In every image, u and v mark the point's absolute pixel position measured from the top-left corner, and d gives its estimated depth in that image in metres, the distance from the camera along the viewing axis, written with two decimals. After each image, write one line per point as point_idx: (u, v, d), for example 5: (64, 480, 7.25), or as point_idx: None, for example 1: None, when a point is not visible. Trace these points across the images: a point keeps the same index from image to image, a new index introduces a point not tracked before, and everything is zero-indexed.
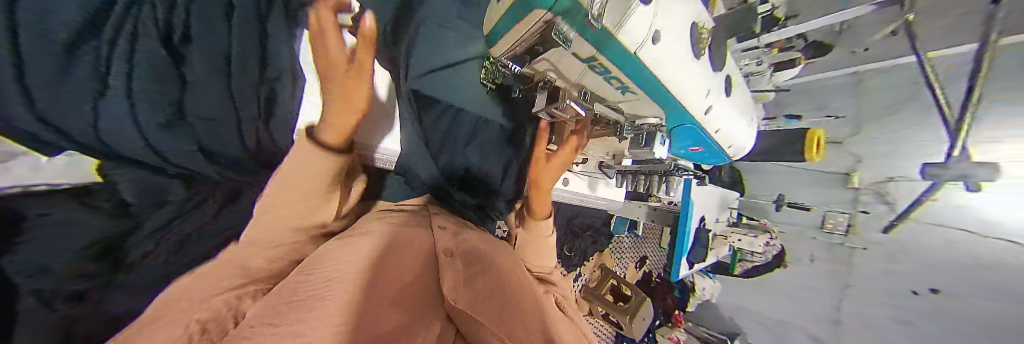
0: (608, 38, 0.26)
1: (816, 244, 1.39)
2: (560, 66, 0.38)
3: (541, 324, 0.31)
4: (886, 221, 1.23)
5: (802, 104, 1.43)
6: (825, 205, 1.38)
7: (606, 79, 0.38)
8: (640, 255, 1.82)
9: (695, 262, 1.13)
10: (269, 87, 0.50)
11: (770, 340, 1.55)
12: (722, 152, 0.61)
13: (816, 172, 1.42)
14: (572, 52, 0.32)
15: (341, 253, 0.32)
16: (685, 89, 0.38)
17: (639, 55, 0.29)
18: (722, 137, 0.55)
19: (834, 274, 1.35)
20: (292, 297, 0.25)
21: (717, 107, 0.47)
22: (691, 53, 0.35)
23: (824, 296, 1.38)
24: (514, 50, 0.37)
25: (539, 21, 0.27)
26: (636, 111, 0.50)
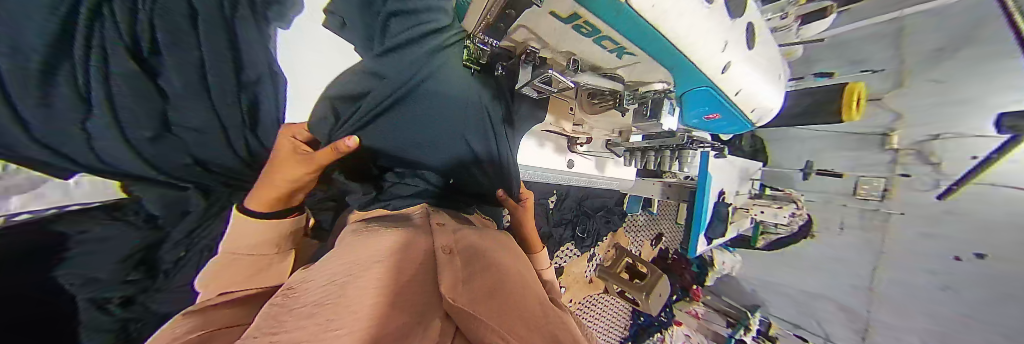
0: None
1: (848, 212, 1.29)
2: (541, 32, 0.33)
3: (544, 314, 0.31)
4: (942, 186, 1.06)
5: (833, 60, 1.29)
6: (856, 170, 1.26)
7: (598, 40, 0.32)
8: (656, 232, 1.80)
9: (712, 238, 1.08)
10: (250, 91, 0.60)
11: (797, 312, 1.51)
12: (741, 119, 0.52)
13: (852, 134, 1.28)
14: (548, 10, 0.26)
15: (337, 263, 0.32)
16: (696, 47, 0.30)
17: (631, 5, 0.20)
18: (741, 101, 0.46)
19: (866, 243, 1.26)
20: (290, 306, 0.23)
21: (739, 63, 0.39)
22: (698, 0, 0.26)
23: (854, 265, 1.30)
24: (490, 13, 0.31)
25: None
26: (637, 77, 0.46)
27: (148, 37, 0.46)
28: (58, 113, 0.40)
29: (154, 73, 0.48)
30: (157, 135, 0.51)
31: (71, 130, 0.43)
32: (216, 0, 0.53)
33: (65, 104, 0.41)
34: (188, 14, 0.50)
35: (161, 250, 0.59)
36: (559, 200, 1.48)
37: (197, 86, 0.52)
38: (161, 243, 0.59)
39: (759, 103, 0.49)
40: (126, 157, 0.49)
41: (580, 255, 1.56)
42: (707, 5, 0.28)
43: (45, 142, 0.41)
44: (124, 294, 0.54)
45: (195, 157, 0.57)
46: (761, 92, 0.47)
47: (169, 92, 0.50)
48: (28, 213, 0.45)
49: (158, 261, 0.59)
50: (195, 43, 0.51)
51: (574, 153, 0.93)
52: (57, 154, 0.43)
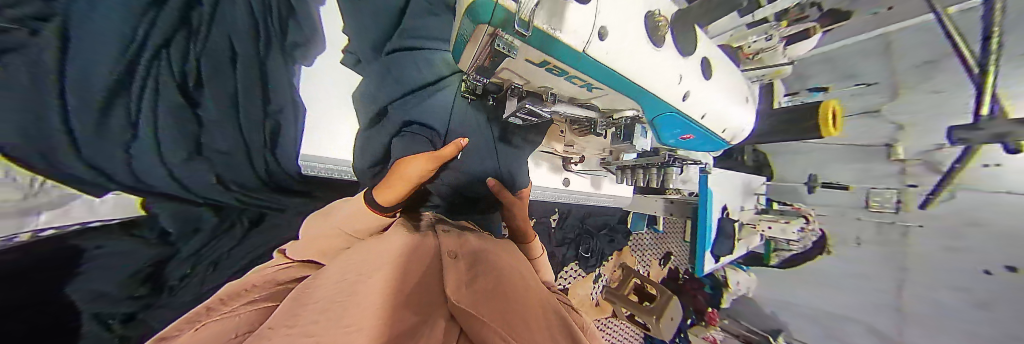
0: (549, 39, 0.23)
1: (862, 226, 1.25)
2: (522, 73, 0.36)
3: (549, 322, 0.31)
4: (920, 194, 1.11)
5: (826, 75, 1.30)
6: (864, 182, 1.24)
7: (569, 79, 0.36)
8: (664, 250, 1.77)
9: (722, 255, 1.05)
10: (273, 119, 0.65)
11: (821, 335, 1.42)
12: (715, 137, 0.55)
13: (854, 146, 1.27)
14: (522, 58, 0.30)
15: (346, 263, 0.34)
16: (654, 80, 0.34)
17: (587, 52, 0.26)
18: (710, 121, 0.49)
19: (887, 256, 1.19)
20: (307, 300, 0.26)
21: (700, 90, 0.43)
22: (648, 44, 0.31)
23: (877, 283, 1.22)
24: (474, 63, 0.35)
25: (483, 34, 0.25)
26: (610, 106, 0.49)
27: (193, 70, 0.49)
28: (107, 138, 0.41)
29: (194, 102, 0.50)
30: (190, 157, 0.51)
31: (115, 152, 0.42)
32: (253, 47, 0.58)
33: (114, 131, 0.41)
34: (228, 56, 0.54)
35: (171, 265, 0.61)
36: (561, 218, 1.47)
37: (229, 114, 0.56)
38: (171, 258, 0.62)
39: (729, 124, 0.53)
40: (159, 176, 0.49)
41: (584, 276, 1.52)
42: (658, 46, 0.33)
43: (96, 164, 0.41)
44: (127, 311, 0.52)
45: (218, 174, 0.58)
46: (728, 112, 0.50)
47: (204, 119, 0.52)
48: (53, 228, 0.46)
49: (166, 278, 0.61)
50: (232, 77, 0.55)
51: (569, 171, 0.96)
52: (95, 170, 0.41)
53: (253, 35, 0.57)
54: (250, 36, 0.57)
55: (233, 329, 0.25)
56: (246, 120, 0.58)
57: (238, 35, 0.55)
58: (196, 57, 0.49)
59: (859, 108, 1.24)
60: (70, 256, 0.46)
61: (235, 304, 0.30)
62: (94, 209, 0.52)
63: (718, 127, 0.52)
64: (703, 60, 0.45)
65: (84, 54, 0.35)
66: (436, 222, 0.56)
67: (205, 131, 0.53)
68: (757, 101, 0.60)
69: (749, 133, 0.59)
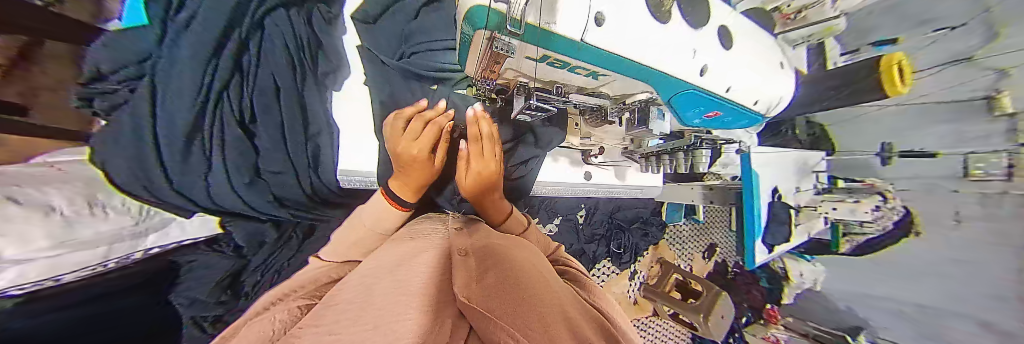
0: (543, 33, 0.25)
1: (964, 199, 1.00)
2: (526, 72, 0.36)
3: (569, 310, 0.26)
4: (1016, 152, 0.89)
5: (892, 25, 1.08)
6: (962, 146, 1.00)
7: (572, 70, 0.35)
8: (707, 242, 1.62)
9: (774, 244, 0.93)
10: (314, 143, 0.65)
11: (919, 336, 1.17)
12: (748, 111, 0.50)
13: (944, 104, 1.04)
14: (522, 57, 0.30)
15: (368, 268, 0.35)
16: (662, 57, 0.32)
17: (586, 41, 0.26)
18: (736, 94, 0.44)
19: (997, 236, 0.95)
20: (332, 302, 0.27)
21: (718, 65, 0.40)
22: (648, 16, 0.30)
23: (988, 270, 0.98)
24: (481, 70, 0.35)
25: (482, 40, 0.27)
26: (621, 91, 0.48)
27: (248, 109, 0.56)
28: (190, 165, 0.51)
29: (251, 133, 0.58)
30: (252, 180, 0.59)
31: (196, 178, 0.53)
32: (292, 77, 0.62)
33: (197, 160, 0.52)
34: (272, 87, 0.59)
35: (244, 276, 0.75)
36: (588, 214, 1.44)
37: (280, 143, 0.62)
38: (243, 270, 0.76)
39: (758, 95, 0.47)
40: (232, 201, 0.60)
41: (619, 273, 1.46)
42: (663, 24, 0.31)
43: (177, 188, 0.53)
44: (215, 313, 0.70)
45: (274, 193, 0.66)
46: (754, 84, 0.45)
47: (261, 147, 0.60)
48: (158, 247, 0.58)
49: (241, 285, 0.75)
50: (277, 112, 0.60)
51: (589, 165, 0.93)
52: (182, 196, 0.55)
53: (291, 66, 0.62)
54: (287, 67, 0.61)
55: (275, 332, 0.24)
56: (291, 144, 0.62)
57: (281, 71, 0.60)
58: (247, 99, 0.56)
59: (944, 58, 1.01)
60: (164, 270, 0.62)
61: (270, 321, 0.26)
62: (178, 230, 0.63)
63: (746, 99, 0.46)
64: (718, 31, 0.41)
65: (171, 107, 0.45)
66: (453, 223, 0.56)
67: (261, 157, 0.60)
68: (791, 69, 0.53)
69: (787, 101, 0.53)
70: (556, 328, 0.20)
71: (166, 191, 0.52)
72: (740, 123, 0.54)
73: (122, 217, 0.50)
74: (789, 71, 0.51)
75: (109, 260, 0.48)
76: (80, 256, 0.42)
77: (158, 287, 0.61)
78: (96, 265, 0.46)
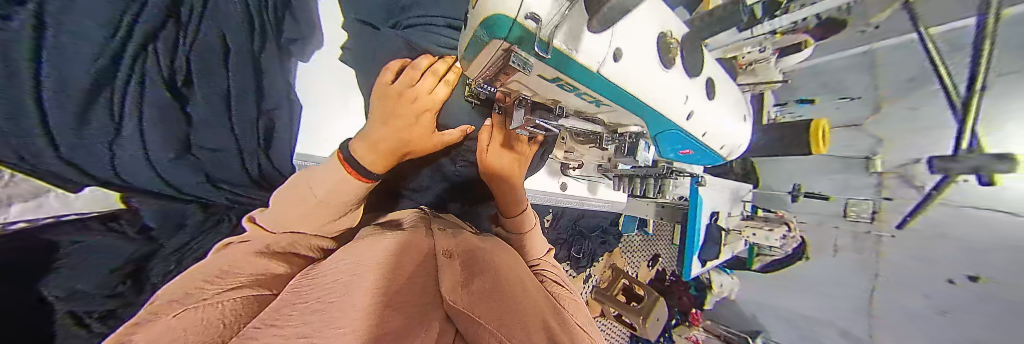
0: (564, 58, 0.26)
1: (839, 234, 1.29)
2: (531, 86, 0.35)
3: (549, 322, 0.28)
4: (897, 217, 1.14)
5: (814, 88, 1.32)
6: (843, 192, 1.27)
7: (578, 95, 0.36)
8: (653, 252, 1.81)
9: (708, 259, 1.08)
10: (269, 118, 0.60)
11: (796, 336, 1.49)
12: (715, 153, 0.57)
13: (836, 157, 1.30)
14: (536, 74, 0.30)
15: (339, 263, 0.32)
16: (659, 100, 0.35)
17: (601, 71, 0.28)
18: (709, 138, 0.50)
19: (858, 264, 1.26)
20: (297, 301, 0.24)
21: (702, 110, 0.44)
22: (657, 63, 0.33)
23: (851, 288, 1.29)
24: (486, 72, 0.33)
25: (499, 50, 0.25)
26: (616, 121, 0.50)
27: (184, 70, 0.44)
28: (90, 133, 0.38)
29: (184, 99, 0.46)
30: (179, 155, 0.49)
31: (96, 148, 0.40)
32: (248, 41, 0.52)
33: (99, 129, 0.39)
34: (221, 49, 0.48)
35: (153, 263, 0.60)
36: (554, 219, 1.50)
37: (220, 111, 0.51)
38: (153, 256, 0.60)
39: (726, 140, 0.54)
40: (144, 175, 0.48)
41: (575, 276, 1.56)
42: (668, 69, 0.35)
43: (73, 161, 0.40)
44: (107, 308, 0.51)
45: (208, 173, 0.56)
46: (725, 131, 0.52)
47: (194, 119, 0.49)
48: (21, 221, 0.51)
49: (148, 275, 0.59)
50: (224, 75, 0.50)
51: (566, 176, 0.98)
52: (74, 169, 0.41)
53: (247, 26, 0.52)
54: (244, 28, 0.51)
55: (222, 319, 0.23)
56: (238, 119, 0.54)
57: (232, 27, 0.49)
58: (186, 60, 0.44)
59: (844, 122, 1.27)
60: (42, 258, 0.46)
61: (209, 300, 0.25)
62: (63, 203, 0.57)
63: (716, 141, 0.52)
64: (707, 81, 0.45)
65: (69, 65, 0.32)
66: (433, 221, 0.54)
67: (195, 130, 0.50)
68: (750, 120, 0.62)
69: (743, 148, 0.60)
70: None
71: (54, 164, 0.38)
72: (705, 159, 0.59)
73: None
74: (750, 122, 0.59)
75: None
76: None
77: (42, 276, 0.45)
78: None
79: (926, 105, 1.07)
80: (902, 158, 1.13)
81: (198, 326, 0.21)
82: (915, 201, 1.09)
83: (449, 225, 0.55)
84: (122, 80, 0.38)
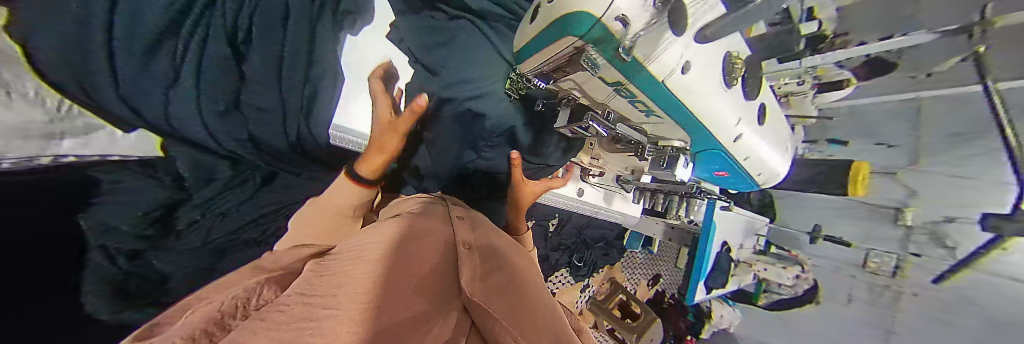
0: (640, 65, 0.30)
1: (854, 284, 1.23)
2: (588, 89, 0.41)
3: (563, 328, 0.28)
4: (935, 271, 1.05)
5: (848, 128, 1.23)
6: (868, 242, 1.21)
7: (631, 101, 0.40)
8: (654, 272, 1.78)
9: (713, 288, 1.05)
10: (314, 87, 0.65)
11: None
12: (750, 179, 0.55)
13: (862, 204, 1.23)
14: (599, 76, 0.34)
15: (364, 237, 0.33)
16: (711, 114, 0.37)
17: (668, 81, 0.31)
18: (750, 164, 0.49)
19: (872, 318, 1.18)
20: (323, 273, 0.25)
21: (748, 134, 0.43)
22: (721, 83, 0.35)
23: (857, 340, 1.22)
24: (550, 63, 0.37)
25: (571, 46, 0.30)
26: (659, 134, 0.51)
27: (246, 26, 0.46)
28: (151, 75, 0.41)
29: (241, 56, 0.47)
30: None
31: (152, 88, 0.43)
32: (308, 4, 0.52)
33: (161, 72, 0.42)
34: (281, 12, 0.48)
35: (179, 212, 0.65)
36: (559, 224, 1.49)
37: (273, 71, 0.50)
38: (181, 205, 0.65)
39: (765, 168, 0.52)
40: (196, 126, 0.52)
41: (572, 284, 1.54)
42: (730, 88, 0.37)
43: (129, 102, 0.43)
44: (135, 248, 0.58)
45: (252, 134, 0.57)
46: (764, 160, 0.50)
47: (246, 76, 0.49)
48: (73, 156, 0.52)
49: (175, 222, 0.65)
50: (281, 38, 0.49)
51: (585, 183, 0.98)
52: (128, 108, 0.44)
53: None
54: None
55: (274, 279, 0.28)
56: (286, 85, 0.52)
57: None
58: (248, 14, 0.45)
59: (881, 167, 1.18)
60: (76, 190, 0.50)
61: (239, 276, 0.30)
62: (89, 142, 0.54)
63: (755, 168, 0.51)
64: (759, 106, 0.45)
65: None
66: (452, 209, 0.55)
67: (245, 88, 0.50)
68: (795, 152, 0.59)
69: (780, 181, 0.59)
70: None
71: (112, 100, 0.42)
72: (742, 181, 0.57)
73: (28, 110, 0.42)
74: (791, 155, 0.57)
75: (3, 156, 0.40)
76: None
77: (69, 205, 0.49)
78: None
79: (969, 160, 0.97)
80: (933, 215, 1.05)
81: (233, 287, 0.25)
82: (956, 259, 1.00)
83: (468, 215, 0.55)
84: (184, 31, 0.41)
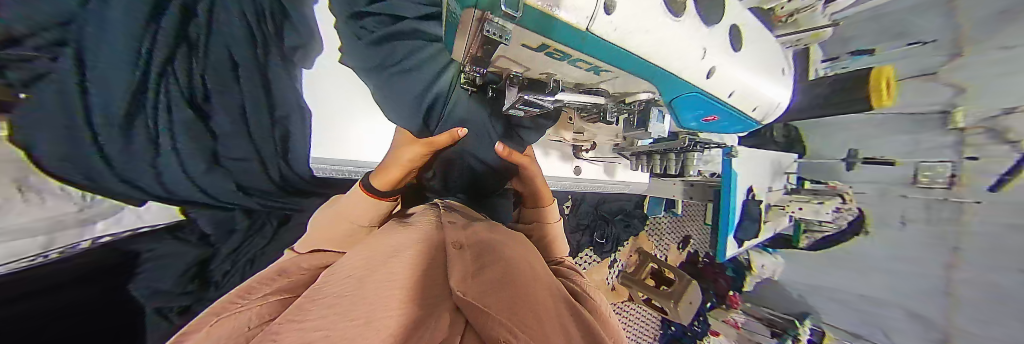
0: (548, 19, 0.21)
1: (910, 204, 1.11)
2: (521, 60, 0.35)
3: (562, 313, 0.27)
4: (992, 176, 0.93)
5: (870, 35, 1.13)
6: (914, 156, 1.09)
7: (572, 63, 0.33)
8: (683, 234, 1.72)
9: (745, 239, 0.99)
10: (282, 126, 0.65)
11: (856, 321, 1.32)
12: (744, 118, 0.50)
13: (905, 115, 1.12)
14: (519, 44, 0.28)
15: (356, 259, 0.34)
16: (674, 57, 0.31)
17: (591, 31, 0.23)
18: (738, 99, 0.44)
19: (934, 237, 1.07)
20: (316, 296, 0.25)
21: (726, 67, 0.38)
22: (665, 14, 0.27)
23: (923, 265, 1.11)
24: (470, 53, 0.33)
25: (473, 19, 0.24)
26: (623, 89, 0.47)
27: (200, 86, 0.52)
28: (135, 154, 0.48)
29: (205, 114, 0.54)
30: (209, 168, 0.57)
31: (143, 164, 0.49)
32: (252, 51, 0.59)
33: (142, 148, 0.48)
34: (230, 61, 0.56)
35: (212, 266, 0.70)
36: (574, 205, 1.46)
37: (239, 122, 0.58)
38: (212, 259, 0.71)
39: (759, 100, 0.47)
40: (183, 182, 0.56)
41: (600, 262, 1.52)
42: (678, 17, 0.29)
43: (127, 181, 0.50)
44: (182, 304, 0.64)
45: (237, 181, 0.63)
46: (755, 89, 0.45)
47: (218, 131, 0.57)
48: (108, 235, 0.56)
49: (210, 275, 0.70)
50: (238, 90, 0.57)
51: (580, 159, 0.96)
52: (128, 184, 0.50)
53: (248, 34, 0.58)
54: (244, 36, 0.58)
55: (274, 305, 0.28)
56: (254, 125, 0.60)
57: (237, 43, 0.57)
58: (200, 74, 0.52)
59: (914, 71, 1.07)
60: (123, 263, 0.56)
61: (257, 293, 0.31)
62: (119, 220, 0.59)
63: (746, 104, 0.46)
64: (731, 30, 0.39)
65: (104, 87, 0.42)
66: (445, 214, 0.55)
67: (220, 143, 0.57)
68: (790, 75, 0.53)
69: (782, 111, 0.53)
70: (558, 338, 0.19)
71: (115, 183, 0.49)
72: (734, 125, 0.53)
73: (62, 204, 0.46)
74: (790, 78, 0.52)
75: (50, 250, 0.45)
76: (10, 246, 0.40)
77: (121, 277, 0.55)
78: (37, 256, 0.44)
79: (1010, 31, 0.87)
80: (987, 112, 0.93)
81: (220, 316, 0.24)
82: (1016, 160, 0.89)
83: (462, 218, 0.56)
84: (148, 100, 0.47)
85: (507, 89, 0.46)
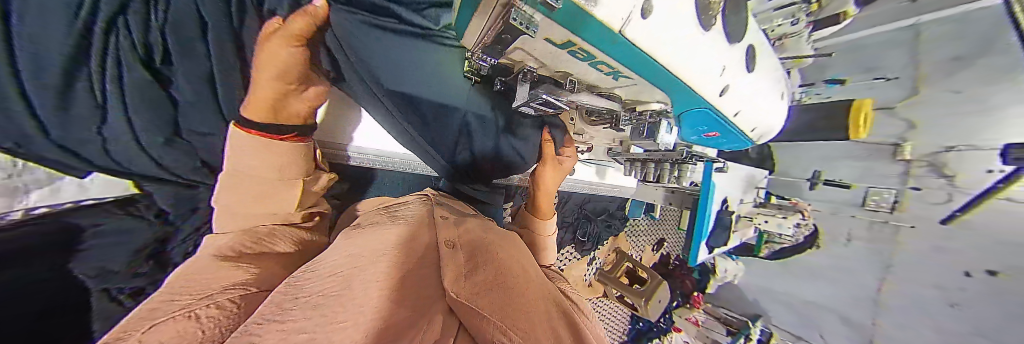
0: (580, 14, 0.19)
1: (856, 223, 1.23)
2: (538, 55, 0.34)
3: (550, 317, 0.27)
4: (945, 211, 1.03)
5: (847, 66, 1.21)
6: (866, 181, 1.19)
7: (592, 64, 0.33)
8: (658, 237, 1.80)
9: (715, 247, 1.06)
10: None
11: (799, 324, 1.47)
12: (742, 137, 0.53)
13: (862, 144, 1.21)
14: (541, 37, 0.27)
15: (342, 256, 0.32)
16: (695, 68, 0.30)
17: (624, 34, 0.22)
18: (741, 119, 0.46)
19: (871, 254, 1.20)
20: (299, 295, 0.23)
21: (737, 85, 0.39)
22: (696, 27, 0.27)
23: (860, 277, 1.24)
24: (484, 38, 0.32)
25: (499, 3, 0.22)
26: (633, 96, 0.49)
27: (159, 46, 0.42)
28: (76, 118, 0.41)
29: (162, 79, 0.45)
30: (167, 140, 0.50)
31: (82, 133, 0.43)
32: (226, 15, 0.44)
33: (82, 110, 0.41)
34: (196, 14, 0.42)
35: (172, 245, 0.63)
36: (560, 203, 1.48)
37: (204, 87, 0.48)
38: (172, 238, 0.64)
39: (757, 123, 0.50)
40: (134, 154, 0.49)
41: (579, 259, 1.57)
42: (707, 30, 0.29)
43: (63, 145, 0.43)
44: (135, 286, 0.58)
45: (203, 160, 0.57)
46: (756, 111, 0.47)
47: (178, 100, 0.48)
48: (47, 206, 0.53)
49: (169, 256, 0.63)
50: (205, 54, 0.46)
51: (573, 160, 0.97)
52: (67, 152, 0.45)
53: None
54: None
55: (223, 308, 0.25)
56: (222, 96, 0.51)
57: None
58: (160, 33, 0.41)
59: (880, 102, 1.16)
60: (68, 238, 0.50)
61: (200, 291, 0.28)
62: (56, 193, 0.56)
63: (746, 124, 0.48)
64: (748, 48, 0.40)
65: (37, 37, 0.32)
66: (437, 209, 0.54)
67: (181, 115, 0.50)
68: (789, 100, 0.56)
69: (774, 134, 0.57)
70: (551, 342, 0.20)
71: (45, 145, 0.42)
72: (732, 141, 0.55)
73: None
74: (787, 104, 0.54)
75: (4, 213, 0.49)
76: None
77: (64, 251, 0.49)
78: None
79: (961, 73, 0.98)
80: (931, 148, 1.05)
81: (190, 318, 0.22)
82: (963, 202, 0.99)
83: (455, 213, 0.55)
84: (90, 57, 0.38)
85: (521, 84, 0.44)
